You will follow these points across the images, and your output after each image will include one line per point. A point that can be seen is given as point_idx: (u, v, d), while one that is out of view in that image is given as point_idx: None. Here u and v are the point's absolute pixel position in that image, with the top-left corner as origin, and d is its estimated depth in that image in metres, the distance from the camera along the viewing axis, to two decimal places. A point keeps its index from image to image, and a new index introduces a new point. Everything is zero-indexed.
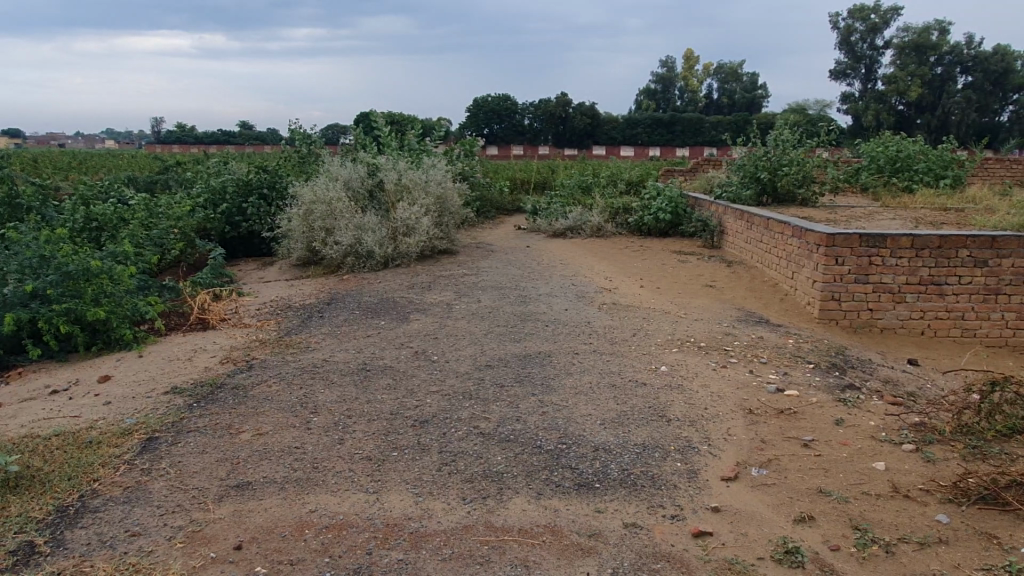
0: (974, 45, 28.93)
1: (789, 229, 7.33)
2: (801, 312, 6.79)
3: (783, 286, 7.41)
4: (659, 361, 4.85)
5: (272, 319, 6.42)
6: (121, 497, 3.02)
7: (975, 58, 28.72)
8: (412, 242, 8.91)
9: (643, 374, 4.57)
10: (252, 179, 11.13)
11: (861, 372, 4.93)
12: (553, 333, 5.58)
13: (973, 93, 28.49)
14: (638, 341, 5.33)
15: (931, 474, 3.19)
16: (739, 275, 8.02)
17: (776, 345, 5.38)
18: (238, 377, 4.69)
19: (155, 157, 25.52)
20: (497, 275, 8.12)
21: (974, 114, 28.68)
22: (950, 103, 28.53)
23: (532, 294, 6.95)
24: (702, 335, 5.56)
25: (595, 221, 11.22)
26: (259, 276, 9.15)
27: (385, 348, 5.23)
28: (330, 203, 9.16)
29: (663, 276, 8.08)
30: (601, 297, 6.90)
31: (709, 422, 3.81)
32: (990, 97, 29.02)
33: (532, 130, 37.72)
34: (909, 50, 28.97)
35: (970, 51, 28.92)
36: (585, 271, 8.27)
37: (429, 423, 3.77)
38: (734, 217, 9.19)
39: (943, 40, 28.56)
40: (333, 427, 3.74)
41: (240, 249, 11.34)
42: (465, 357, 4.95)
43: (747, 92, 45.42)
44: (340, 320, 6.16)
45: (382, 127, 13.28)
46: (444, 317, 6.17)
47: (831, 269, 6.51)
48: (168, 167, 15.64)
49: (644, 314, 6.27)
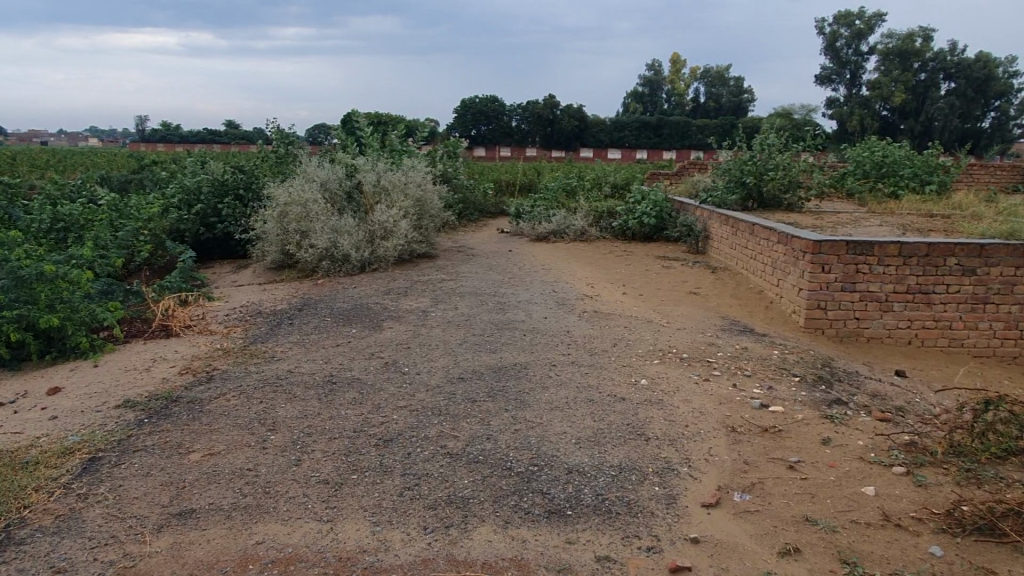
0: (957, 51, 29.05)
1: (774, 235, 7.17)
2: (786, 321, 6.63)
3: (768, 293, 7.25)
4: (640, 373, 4.64)
5: (241, 325, 6.17)
6: (51, 527, 2.78)
7: (958, 64, 28.80)
8: (389, 245, 8.67)
9: (622, 388, 4.37)
10: (228, 179, 10.86)
11: (848, 386, 4.75)
12: (531, 343, 5.37)
13: (956, 99, 28.57)
14: (618, 352, 5.13)
15: (923, 500, 3.01)
16: (723, 282, 7.85)
17: (761, 356, 5.19)
18: (197, 389, 4.44)
19: (133, 155, 25.05)
20: (477, 280, 7.90)
21: (957, 120, 28.80)
22: (934, 109, 28.64)
23: (510, 301, 6.73)
24: (685, 346, 5.36)
25: (579, 224, 11.03)
26: (231, 280, 8.88)
27: (354, 358, 4.99)
28: (306, 205, 8.89)
29: (647, 282, 7.89)
30: (582, 304, 6.70)
31: (690, 441, 3.62)
32: (972, 103, 29.13)
33: (519, 131, 37.25)
34: (893, 56, 29.06)
35: (954, 57, 28.98)
36: (566, 277, 8.07)
37: (393, 442, 3.55)
38: (719, 222, 9.02)
39: (927, 46, 28.66)
40: (291, 446, 3.51)
41: (215, 251, 11.07)
42: (438, 369, 4.72)
43: (733, 96, 45.48)
44: (310, 328, 5.91)
45: (363, 128, 13.02)
46: (419, 324, 5.94)
47: (817, 277, 6.34)
48: (144, 166, 15.29)
49: (626, 323, 6.07)
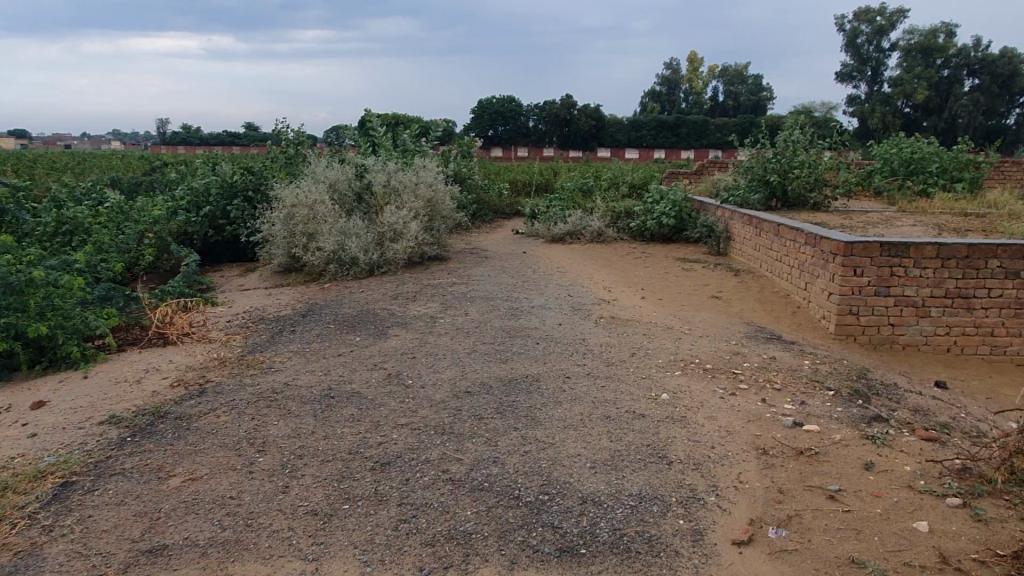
0: (981, 47, 28.35)
1: (802, 236, 6.80)
2: (815, 327, 6.26)
3: (795, 298, 6.88)
4: (660, 387, 4.31)
5: (241, 333, 5.91)
6: (7, 565, 2.53)
7: (981, 60, 28.10)
8: (399, 248, 8.39)
9: (642, 403, 4.04)
10: (237, 180, 10.63)
11: (887, 401, 4.39)
12: (544, 352, 5.05)
13: (980, 96, 27.86)
14: (636, 363, 4.80)
15: (985, 540, 2.66)
16: (747, 285, 7.49)
17: (791, 367, 4.83)
18: (187, 403, 4.18)
19: (149, 159, 25.08)
20: (489, 284, 7.60)
21: (982, 116, 28.04)
22: (957, 106, 27.91)
23: (523, 307, 6.42)
24: (707, 355, 5.02)
25: (595, 225, 10.69)
26: (238, 284, 8.65)
27: (356, 370, 4.70)
28: (313, 207, 8.63)
29: (667, 285, 7.55)
30: (599, 310, 6.37)
31: (717, 465, 3.29)
32: (997, 99, 28.40)
33: (536, 131, 37.31)
34: (914, 53, 28.42)
35: (977, 53, 28.29)
36: (582, 280, 7.74)
37: (391, 466, 3.25)
38: (742, 222, 8.65)
39: (950, 42, 27.98)
40: (280, 470, 3.22)
41: (224, 254, 10.87)
42: (443, 382, 4.41)
43: (752, 94, 44.81)
44: (312, 336, 5.64)
45: (376, 128, 12.78)
46: (426, 332, 5.64)
47: (849, 281, 5.97)
48: (156, 168, 15.16)
49: (645, 329, 5.74)
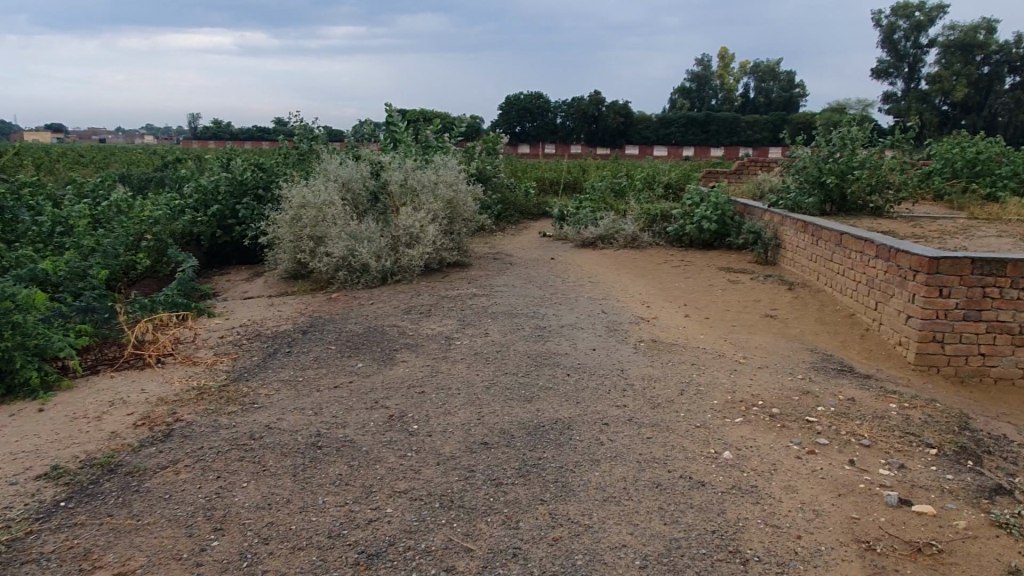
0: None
1: (872, 248, 5.94)
2: (889, 355, 5.39)
3: (863, 319, 6.01)
4: (721, 441, 3.51)
5: (230, 355, 5.20)
6: None
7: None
8: (415, 254, 7.66)
9: (700, 465, 3.24)
10: (247, 177, 10.00)
11: (1003, 462, 3.53)
12: (576, 389, 4.26)
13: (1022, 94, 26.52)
14: (687, 405, 4.00)
15: None
16: (804, 301, 6.63)
17: (876, 412, 3.99)
18: (147, 451, 3.48)
19: (165, 153, 24.71)
20: (514, 296, 6.83)
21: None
22: (997, 104, 26.60)
23: (552, 327, 5.65)
24: (771, 394, 4.20)
25: (629, 229, 9.87)
26: (241, 292, 8.00)
27: (352, 409, 3.95)
28: (323, 208, 7.93)
29: (713, 300, 6.72)
30: (637, 331, 5.56)
31: (808, 567, 2.49)
32: None
33: (564, 130, 36.42)
34: (954, 49, 27.08)
35: (1019, 50, 27.01)
36: (617, 293, 6.95)
37: (379, 560, 2.49)
38: (795, 229, 7.78)
39: (992, 38, 26.58)
40: (237, 563, 2.49)
41: (234, 255, 10.24)
42: (455, 429, 3.65)
43: (784, 92, 43.55)
44: (308, 360, 4.92)
45: (397, 124, 12.10)
46: (438, 358, 4.88)
47: (933, 302, 5.10)
48: (168, 164, 14.62)
49: (693, 358, 4.93)
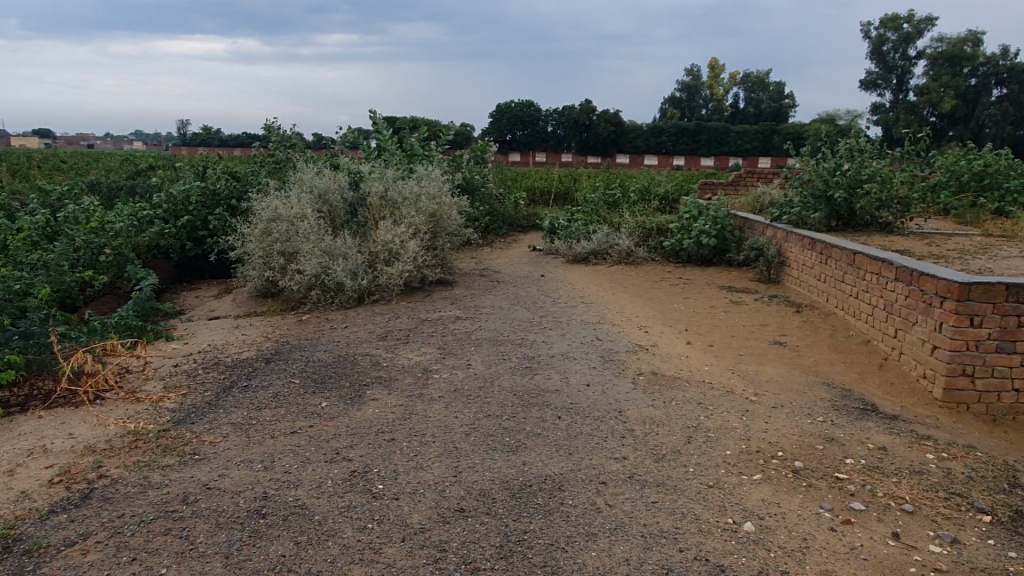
0: (1011, 55, 26.79)
1: (890, 270, 5.43)
2: (912, 390, 4.88)
3: (880, 347, 5.50)
4: (741, 508, 2.97)
5: (181, 388, 4.63)
6: None
7: (1011, 69, 26.60)
8: (394, 272, 7.11)
9: (718, 542, 2.71)
10: (220, 187, 9.46)
11: None
12: (569, 436, 3.71)
13: (1010, 106, 26.29)
14: (697, 457, 3.48)
15: None
16: (815, 326, 6.12)
17: (913, 467, 3.47)
18: (57, 520, 2.90)
19: (141, 158, 24.07)
20: (500, 319, 6.29)
21: (1012, 127, 26.45)
22: (984, 115, 26.35)
23: (542, 357, 5.12)
24: (791, 443, 3.69)
25: (624, 244, 9.37)
26: (206, 311, 7.42)
27: (309, 462, 3.40)
28: (295, 221, 7.39)
29: (716, 324, 6.21)
30: (635, 362, 5.04)
31: None
32: None
33: (555, 137, 36.11)
34: (942, 61, 26.81)
35: (1007, 62, 26.83)
36: (612, 316, 6.43)
37: None
38: (801, 246, 7.29)
39: (979, 50, 26.34)
40: None
41: (206, 269, 9.67)
42: (426, 490, 3.10)
43: (773, 102, 43.32)
44: (266, 397, 4.36)
45: (381, 131, 11.57)
46: (413, 396, 4.33)
47: (964, 333, 4.58)
48: (142, 171, 14.01)
49: (700, 395, 4.40)
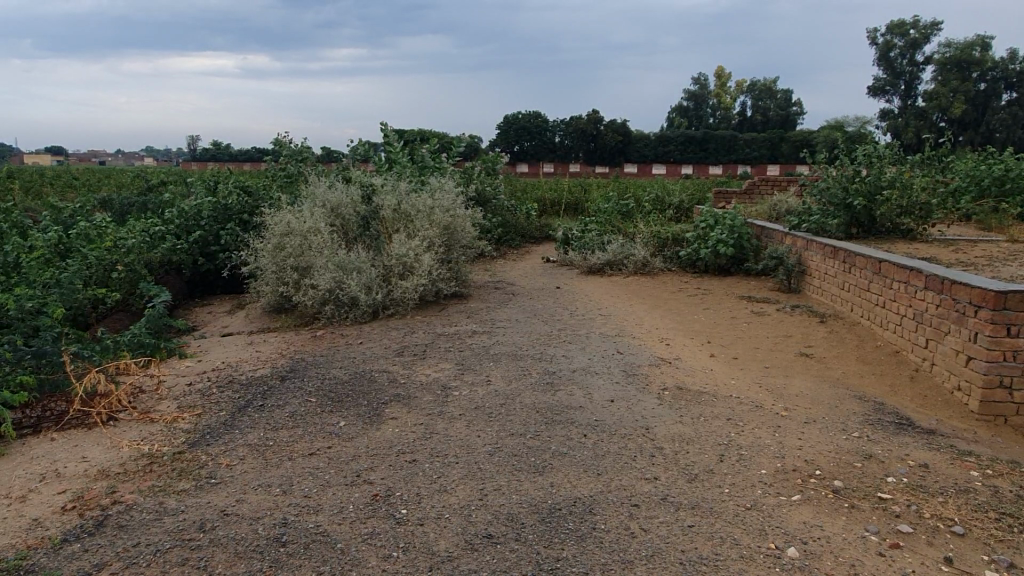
0: (1021, 59, 26.57)
1: (919, 278, 5.27)
2: (947, 402, 4.72)
3: (911, 357, 5.33)
4: (783, 532, 2.83)
5: (195, 407, 4.52)
6: None
7: (1020, 73, 26.38)
8: (408, 286, 7.01)
9: (759, 569, 2.57)
10: (232, 202, 9.42)
11: None
12: (595, 456, 3.58)
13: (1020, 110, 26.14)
14: (731, 477, 3.34)
15: None
16: (841, 337, 5.97)
17: (959, 485, 3.31)
18: (69, 550, 2.79)
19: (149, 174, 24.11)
20: (518, 333, 6.17)
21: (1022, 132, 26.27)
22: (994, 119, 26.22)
23: (562, 372, 4.98)
24: (828, 461, 3.54)
25: (639, 254, 9.25)
26: (220, 327, 7.35)
27: (328, 486, 3.28)
28: (308, 236, 7.34)
29: (739, 336, 6.07)
30: (658, 376, 4.91)
31: None
32: None
33: (563, 148, 36.01)
34: (949, 65, 26.54)
35: (1016, 66, 26.59)
36: (631, 329, 6.30)
37: None
38: (823, 254, 7.13)
39: (987, 55, 26.09)
40: None
41: (218, 285, 9.61)
42: (452, 515, 2.98)
43: (780, 109, 43.18)
44: (283, 417, 4.25)
45: (392, 144, 11.52)
46: (433, 414, 4.21)
47: (1000, 342, 4.40)
48: (153, 188, 13.98)
49: (729, 411, 4.27)
